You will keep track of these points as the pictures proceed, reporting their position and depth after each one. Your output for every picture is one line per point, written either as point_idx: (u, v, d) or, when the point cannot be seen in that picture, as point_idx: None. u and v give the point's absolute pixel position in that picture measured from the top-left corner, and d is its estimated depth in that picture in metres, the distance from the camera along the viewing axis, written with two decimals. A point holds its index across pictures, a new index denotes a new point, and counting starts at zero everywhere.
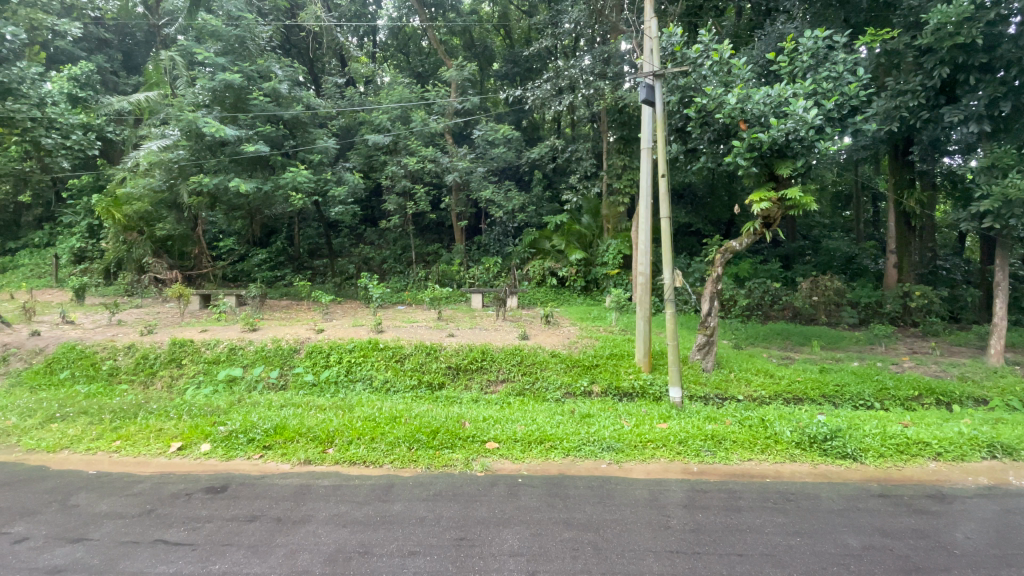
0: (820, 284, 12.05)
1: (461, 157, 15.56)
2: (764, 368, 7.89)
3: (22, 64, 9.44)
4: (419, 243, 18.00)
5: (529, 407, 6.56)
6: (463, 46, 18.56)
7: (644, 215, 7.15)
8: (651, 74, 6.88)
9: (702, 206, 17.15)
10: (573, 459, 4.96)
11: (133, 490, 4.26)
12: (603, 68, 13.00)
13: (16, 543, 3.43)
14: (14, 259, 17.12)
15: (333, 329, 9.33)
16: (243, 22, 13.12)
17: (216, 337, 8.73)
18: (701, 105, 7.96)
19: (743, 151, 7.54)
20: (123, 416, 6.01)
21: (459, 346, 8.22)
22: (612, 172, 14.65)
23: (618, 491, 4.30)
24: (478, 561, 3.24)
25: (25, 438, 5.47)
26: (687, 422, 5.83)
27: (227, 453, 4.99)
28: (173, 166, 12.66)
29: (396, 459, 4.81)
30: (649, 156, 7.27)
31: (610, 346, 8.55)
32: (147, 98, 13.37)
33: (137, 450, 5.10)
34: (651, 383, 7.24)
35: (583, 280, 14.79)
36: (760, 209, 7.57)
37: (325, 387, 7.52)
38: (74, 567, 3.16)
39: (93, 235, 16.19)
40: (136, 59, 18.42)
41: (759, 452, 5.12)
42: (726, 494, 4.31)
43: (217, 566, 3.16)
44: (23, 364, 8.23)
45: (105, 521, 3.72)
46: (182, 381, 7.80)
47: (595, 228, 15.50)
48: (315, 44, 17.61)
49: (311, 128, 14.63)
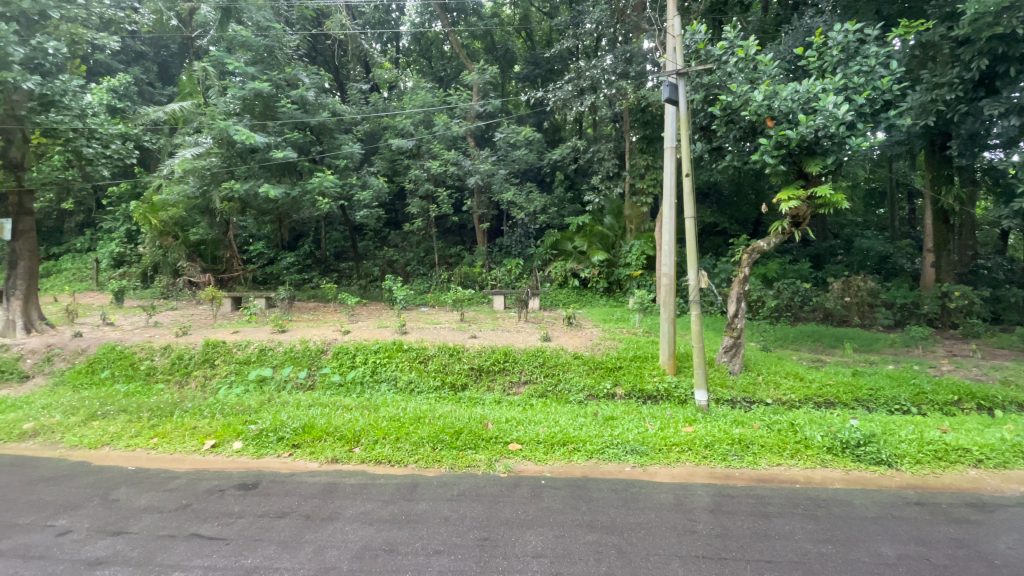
0: (852, 284, 11.68)
1: (482, 160, 15.69)
2: (793, 371, 7.71)
3: (65, 77, 9.49)
4: (442, 245, 18.20)
5: (550, 409, 6.53)
6: (484, 49, 18.71)
7: (668, 215, 7.05)
8: (674, 73, 6.77)
9: (728, 206, 16.88)
10: (597, 461, 4.93)
11: (169, 485, 4.43)
12: (625, 68, 12.90)
13: (61, 535, 3.59)
14: (58, 263, 17.99)
15: (358, 330, 9.58)
16: (272, 32, 13.68)
17: (247, 338, 9.02)
18: (727, 102, 7.84)
19: (770, 148, 7.37)
20: (159, 415, 6.24)
21: (481, 347, 8.28)
22: (635, 172, 14.54)
23: (642, 495, 4.25)
24: (501, 561, 3.25)
25: (68, 435, 5.74)
26: (713, 426, 5.74)
27: (258, 451, 5.13)
28: (205, 172, 12.99)
29: (420, 459, 4.86)
30: (673, 155, 7.14)
31: (633, 348, 8.47)
32: (181, 107, 13.64)
33: (173, 446, 5.30)
34: (676, 385, 7.13)
35: (606, 282, 14.71)
36: (788, 208, 7.40)
37: (351, 387, 7.67)
38: (115, 559, 3.30)
39: (131, 241, 16.90)
40: (172, 71, 19.77)
41: (788, 456, 5.01)
42: (754, 499, 4.22)
43: (249, 561, 3.25)
44: (66, 363, 8.65)
45: (144, 515, 3.87)
46: (215, 381, 8.05)
47: (618, 229, 15.42)
48: (341, 51, 17.88)
49: (337, 133, 14.85)
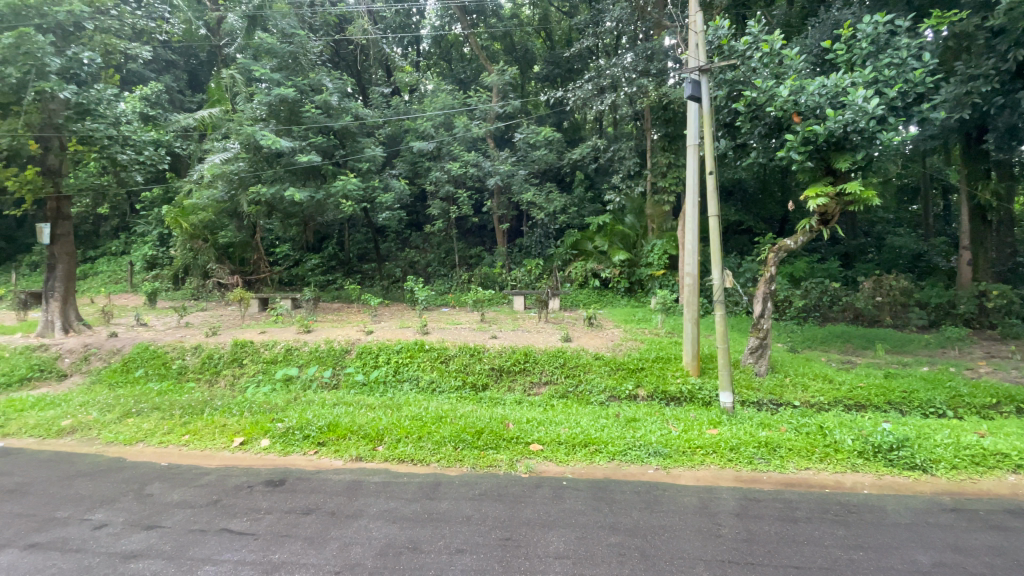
0: (883, 283, 11.31)
1: (502, 160, 15.73)
2: (822, 373, 7.51)
3: (99, 86, 9.91)
4: (462, 246, 18.32)
5: (572, 410, 6.51)
6: (504, 50, 18.73)
7: (690, 214, 6.95)
8: (696, 69, 6.65)
9: (753, 204, 16.57)
10: (619, 463, 4.89)
11: (200, 481, 4.56)
12: (646, 65, 12.79)
13: (97, 529, 3.73)
14: (94, 266, 18.71)
15: (381, 331, 9.71)
16: (297, 39, 14.03)
17: (273, 339, 9.22)
18: (751, 98, 7.69)
19: (797, 145, 7.20)
20: (190, 412, 6.43)
21: (502, 347, 8.31)
22: (656, 170, 14.40)
23: (666, 497, 4.20)
24: (524, 561, 3.25)
25: (104, 431, 5.97)
26: (739, 428, 5.64)
27: (285, 448, 5.25)
28: (233, 177, 13.36)
29: (442, 459, 4.89)
30: (696, 153, 7.04)
31: (656, 349, 8.37)
32: (210, 114, 14.38)
33: (204, 443, 5.46)
34: (700, 387, 7.01)
35: (627, 282, 14.61)
36: (816, 205, 7.21)
37: (374, 387, 7.77)
38: (149, 552, 3.41)
39: (163, 244, 17.48)
40: (201, 78, 20.55)
41: (817, 460, 4.88)
42: (782, 504, 4.12)
43: (276, 556, 3.32)
44: (102, 362, 8.99)
45: (175, 510, 4.00)
46: (243, 379, 8.26)
47: (639, 228, 15.27)
48: (363, 56, 18.05)
49: (359, 136, 15.02)
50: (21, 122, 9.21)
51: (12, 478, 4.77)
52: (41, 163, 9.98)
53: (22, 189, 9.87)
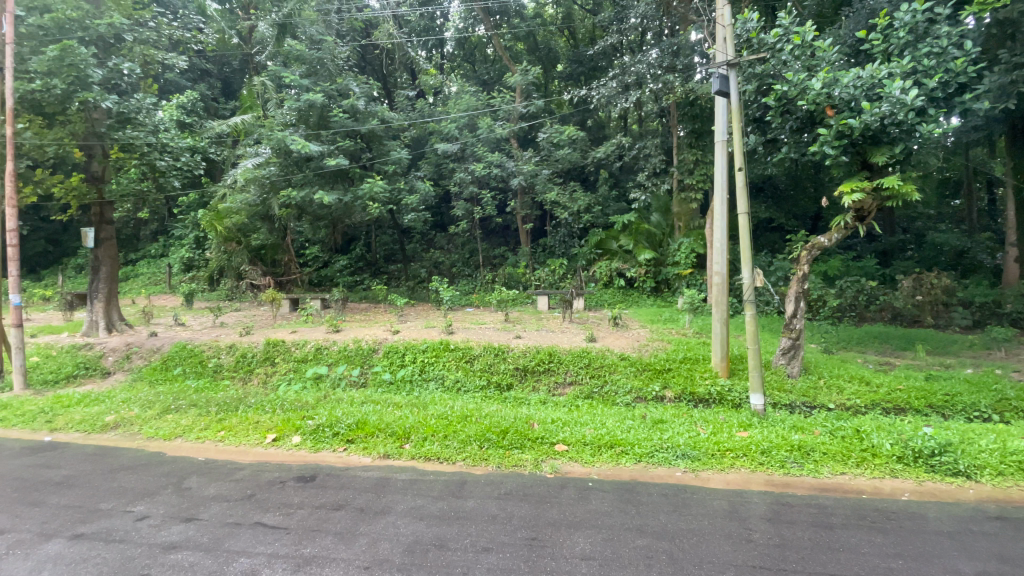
0: (923, 281, 10.89)
1: (526, 160, 15.74)
2: (858, 375, 7.27)
3: (140, 96, 10.31)
4: (486, 246, 18.42)
5: (597, 411, 6.48)
6: (527, 50, 18.72)
7: (719, 212, 6.81)
8: (724, 64, 6.48)
9: (784, 200, 16.13)
10: (646, 465, 4.84)
11: (235, 476, 4.72)
12: (671, 61, 12.65)
13: (140, 520, 3.89)
14: (135, 268, 19.55)
15: (407, 331, 9.82)
16: (325, 45, 14.38)
17: (304, 338, 9.44)
18: (782, 92, 7.47)
19: (831, 139, 6.97)
20: (226, 409, 6.66)
21: (526, 347, 8.31)
22: (683, 168, 14.18)
23: (694, 501, 4.13)
24: (550, 561, 3.25)
25: (145, 427, 6.23)
26: (771, 431, 5.50)
27: (316, 445, 5.38)
28: (265, 181, 13.78)
29: (468, 457, 4.94)
30: (724, 149, 6.89)
31: (683, 350, 8.23)
32: (242, 120, 14.83)
33: (238, 439, 5.65)
34: (730, 389, 6.85)
35: (653, 281, 14.43)
36: (851, 201, 6.97)
37: (400, 386, 7.88)
38: (188, 543, 3.54)
39: (199, 246, 18.14)
40: (234, 86, 21.23)
41: (852, 465, 4.72)
42: (816, 510, 4.00)
43: (308, 550, 3.40)
44: (143, 360, 9.38)
45: (212, 504, 4.14)
46: (275, 378, 8.49)
47: (665, 226, 15.06)
48: (388, 60, 18.29)
49: (385, 140, 15.18)
50: (66, 132, 9.66)
51: (60, 470, 5.02)
52: (85, 170, 10.50)
53: (68, 195, 10.44)
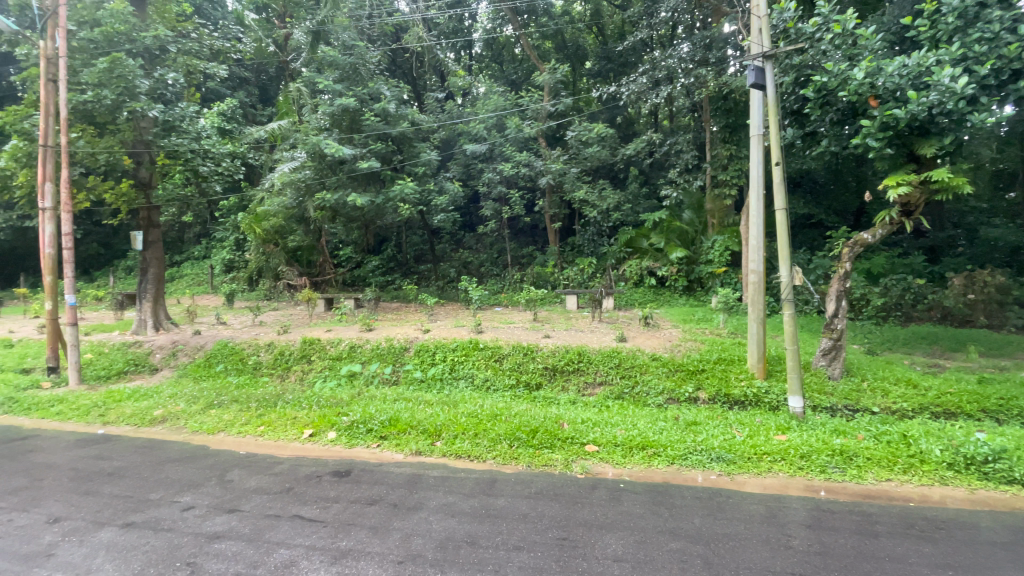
0: (975, 279, 10.42)
1: (554, 159, 15.67)
2: (905, 378, 6.95)
3: (183, 104, 10.80)
4: (515, 246, 18.48)
5: (628, 411, 6.40)
6: (555, 48, 18.64)
7: (755, 208, 6.61)
8: (759, 56, 6.27)
9: (824, 195, 15.56)
10: (679, 467, 4.74)
11: (275, 470, 4.88)
12: (704, 54, 12.32)
13: (186, 510, 4.08)
14: (180, 269, 20.49)
15: (437, 329, 9.92)
16: (357, 50, 14.68)
17: (338, 337, 9.67)
18: (821, 83, 7.20)
19: (874, 130, 6.67)
20: (265, 405, 6.91)
21: (555, 346, 8.28)
22: (717, 163, 13.92)
23: (730, 505, 4.03)
24: (581, 561, 3.23)
25: (190, 421, 6.52)
26: (811, 435, 5.31)
27: (350, 441, 5.52)
28: (301, 184, 14.15)
29: (498, 455, 4.96)
30: (760, 143, 6.68)
31: (718, 350, 8.05)
32: (279, 125, 15.27)
33: (277, 434, 5.84)
34: (767, 390, 6.65)
35: (685, 280, 14.17)
36: (897, 195, 6.66)
37: (431, 383, 7.99)
38: (231, 533, 3.68)
39: (238, 248, 18.84)
40: (271, 92, 21.97)
41: (899, 472, 4.51)
42: (860, 517, 3.83)
43: (344, 543, 3.49)
44: (188, 358, 9.81)
45: (253, 496, 4.30)
46: (312, 375, 8.74)
47: (698, 224, 14.75)
48: (418, 63, 18.53)
49: (416, 142, 15.40)
50: (117, 140, 10.14)
51: (113, 461, 5.31)
52: (135, 177, 10.98)
53: (119, 201, 10.94)
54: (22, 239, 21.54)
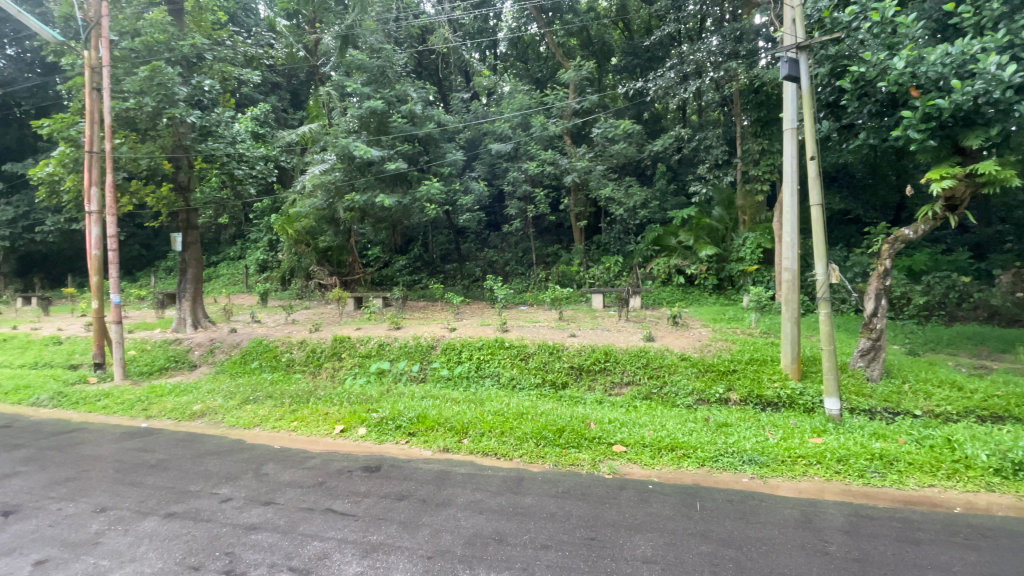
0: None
1: (579, 157, 15.56)
2: (948, 380, 6.65)
3: (219, 110, 11.28)
4: (540, 245, 18.46)
5: (656, 412, 6.31)
6: (581, 45, 18.51)
7: (789, 204, 6.42)
8: (793, 47, 6.06)
9: (862, 190, 14.99)
10: (709, 469, 4.66)
11: (308, 464, 5.02)
12: (734, 47, 12.07)
13: (224, 502, 4.23)
14: (217, 270, 21.26)
15: (463, 328, 10.00)
16: (384, 54, 14.90)
17: (367, 335, 9.88)
18: (859, 74, 6.92)
19: (916, 122, 6.38)
20: (298, 401, 7.10)
21: (581, 346, 8.22)
22: (748, 158, 13.49)
23: (763, 509, 3.93)
24: (609, 562, 3.21)
25: (227, 416, 6.76)
26: (848, 438, 5.13)
27: (380, 437, 5.62)
28: (331, 186, 14.43)
29: (525, 454, 4.98)
30: (794, 137, 6.47)
31: (750, 350, 7.86)
32: (310, 129, 15.61)
33: (310, 429, 6.00)
34: (801, 392, 6.45)
35: (715, 278, 13.90)
36: (940, 189, 6.36)
37: (458, 381, 8.08)
38: (267, 525, 3.80)
39: (272, 249, 19.43)
40: (301, 97, 22.52)
41: (942, 477, 4.33)
42: (901, 524, 3.68)
43: (375, 537, 3.56)
44: (225, 355, 10.17)
45: (288, 489, 4.43)
46: (342, 372, 8.95)
47: (728, 221, 14.43)
48: (444, 64, 18.69)
49: (441, 142, 15.60)
50: (157, 146, 10.58)
51: (156, 454, 5.55)
52: (174, 180, 11.38)
53: (159, 204, 11.38)
54: (71, 241, 22.72)
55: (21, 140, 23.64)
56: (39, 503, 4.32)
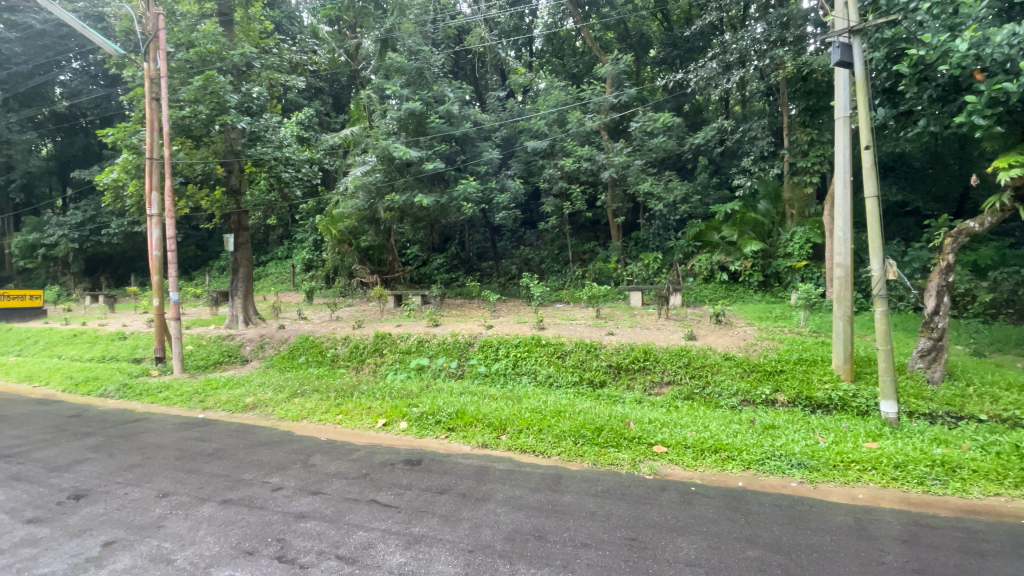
0: None
1: (617, 152, 15.30)
2: (1019, 383, 6.18)
3: (267, 115, 11.79)
4: (576, 242, 18.33)
5: (698, 412, 6.16)
6: (618, 38, 18.21)
7: (841, 197, 6.12)
8: (845, 31, 5.74)
9: (921, 181, 14.10)
10: (755, 473, 4.52)
11: (353, 456, 5.20)
12: (781, 33, 11.58)
13: (276, 490, 4.44)
14: (266, 269, 22.26)
15: (500, 326, 10.06)
16: (422, 55, 15.11)
17: (407, 332, 10.11)
18: (917, 58, 6.50)
19: (981, 107, 5.94)
20: (342, 395, 7.36)
21: (620, 344, 8.11)
22: (796, 149, 13.04)
23: (813, 515, 3.77)
24: (651, 563, 3.17)
25: (277, 408, 7.09)
26: (906, 443, 4.85)
27: (420, 431, 5.76)
28: (372, 187, 14.70)
29: (564, 452, 4.98)
30: (847, 126, 6.16)
31: (799, 350, 7.54)
32: (352, 132, 16.03)
33: (354, 423, 6.21)
34: (855, 394, 6.15)
35: (761, 275, 13.41)
36: (1009, 178, 5.91)
37: (495, 378, 8.15)
38: (315, 514, 3.96)
39: (317, 248, 20.15)
40: (343, 100, 23.21)
41: (1011, 487, 4.04)
42: (964, 534, 3.46)
43: (416, 529, 3.65)
44: (274, 350, 10.63)
45: (334, 480, 4.60)
46: (384, 367, 9.20)
47: (775, 215, 13.86)
48: (480, 63, 18.81)
49: (478, 141, 15.72)
50: (211, 152, 11.12)
51: (212, 443, 5.88)
52: (227, 184, 11.89)
53: (213, 207, 11.97)
54: (134, 243, 24.29)
55: (87, 149, 25.61)
56: (108, 487, 4.66)
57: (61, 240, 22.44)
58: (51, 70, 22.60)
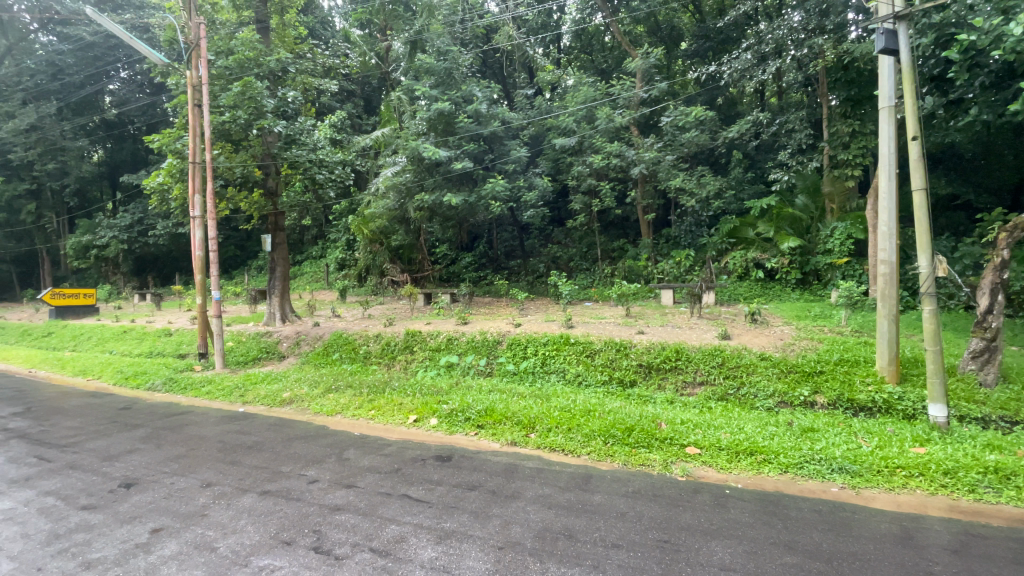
0: None
1: (647, 148, 15.05)
2: None
3: (301, 119, 12.08)
4: (605, 240, 18.13)
5: (733, 414, 6.01)
6: (648, 31, 17.90)
7: (886, 190, 5.84)
8: (889, 17, 5.46)
9: (972, 172, 13.36)
10: (793, 477, 4.37)
11: (385, 451, 5.31)
12: (820, 22, 11.18)
13: (312, 483, 4.58)
14: (301, 268, 22.94)
15: (528, 324, 10.03)
16: (451, 55, 15.20)
17: (437, 329, 10.24)
18: (968, 43, 6.09)
19: None
20: (374, 391, 7.52)
21: (650, 344, 7.99)
22: (836, 142, 12.50)
23: (856, 522, 3.63)
24: (684, 565, 3.12)
25: (312, 403, 7.30)
26: (957, 449, 4.61)
27: (450, 428, 5.83)
28: (402, 187, 15.03)
29: (593, 452, 4.95)
30: (892, 116, 5.86)
31: (840, 351, 7.25)
32: (383, 133, 16.27)
33: (386, 418, 6.34)
34: (901, 397, 5.89)
35: (799, 272, 12.99)
36: None
37: (523, 377, 8.17)
38: (349, 507, 4.06)
39: (349, 248, 20.60)
40: (374, 102, 23.66)
41: None
42: (1020, 545, 3.27)
43: (447, 525, 3.70)
44: (309, 347, 10.94)
45: (368, 474, 4.71)
46: (414, 364, 9.35)
47: (814, 209, 13.34)
48: (508, 62, 18.82)
49: (506, 140, 15.75)
50: (250, 155, 11.52)
51: (252, 436, 6.11)
52: (264, 186, 12.27)
53: (251, 208, 12.39)
54: (177, 244, 25.38)
55: (135, 154, 26.92)
56: (156, 477, 4.91)
57: (112, 241, 23.68)
58: (101, 80, 24.12)
